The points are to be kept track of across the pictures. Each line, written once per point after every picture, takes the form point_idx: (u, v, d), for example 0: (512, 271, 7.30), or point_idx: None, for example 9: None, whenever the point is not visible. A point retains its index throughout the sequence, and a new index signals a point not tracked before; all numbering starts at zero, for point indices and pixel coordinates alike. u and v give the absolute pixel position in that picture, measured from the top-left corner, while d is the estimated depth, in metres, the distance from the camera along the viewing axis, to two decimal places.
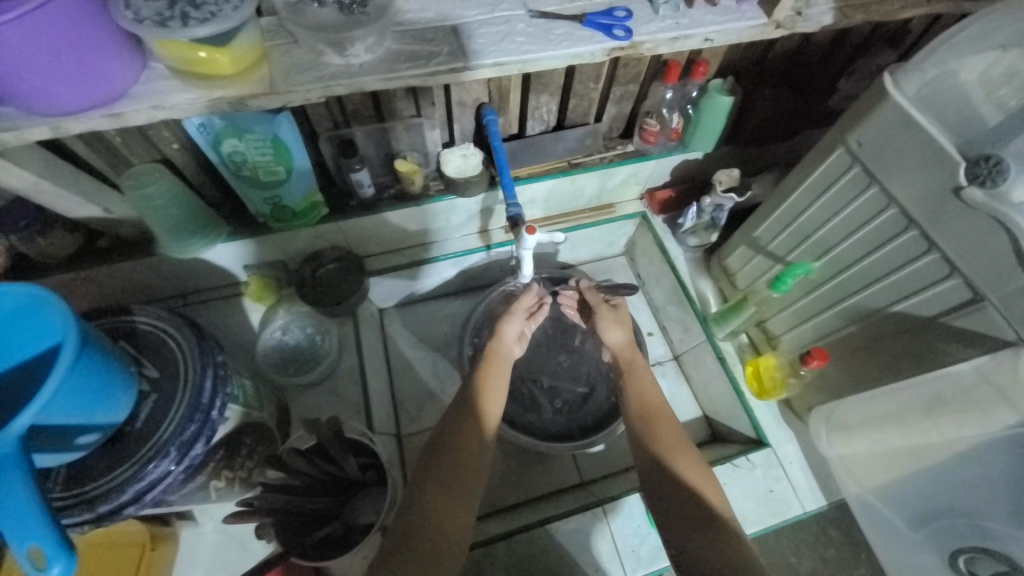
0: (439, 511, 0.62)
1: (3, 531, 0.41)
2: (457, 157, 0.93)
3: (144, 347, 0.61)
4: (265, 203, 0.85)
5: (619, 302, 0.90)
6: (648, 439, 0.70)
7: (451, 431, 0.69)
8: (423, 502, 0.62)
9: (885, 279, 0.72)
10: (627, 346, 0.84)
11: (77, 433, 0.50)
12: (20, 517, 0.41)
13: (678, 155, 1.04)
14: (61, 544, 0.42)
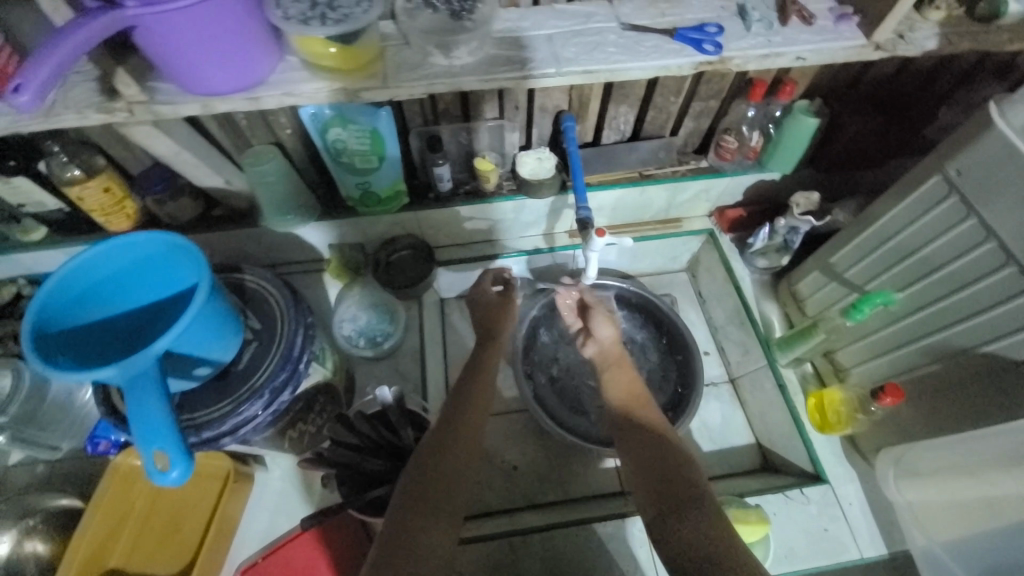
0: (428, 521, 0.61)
1: (135, 433, 0.48)
2: (532, 160, 0.98)
3: (250, 302, 0.70)
4: (356, 188, 0.93)
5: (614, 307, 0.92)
6: (638, 435, 0.71)
7: (441, 439, 0.68)
8: (414, 511, 0.61)
9: (975, 317, 0.68)
10: (614, 344, 0.85)
11: (195, 365, 0.59)
12: (150, 423, 0.48)
13: (752, 174, 1.03)
14: (180, 452, 0.48)
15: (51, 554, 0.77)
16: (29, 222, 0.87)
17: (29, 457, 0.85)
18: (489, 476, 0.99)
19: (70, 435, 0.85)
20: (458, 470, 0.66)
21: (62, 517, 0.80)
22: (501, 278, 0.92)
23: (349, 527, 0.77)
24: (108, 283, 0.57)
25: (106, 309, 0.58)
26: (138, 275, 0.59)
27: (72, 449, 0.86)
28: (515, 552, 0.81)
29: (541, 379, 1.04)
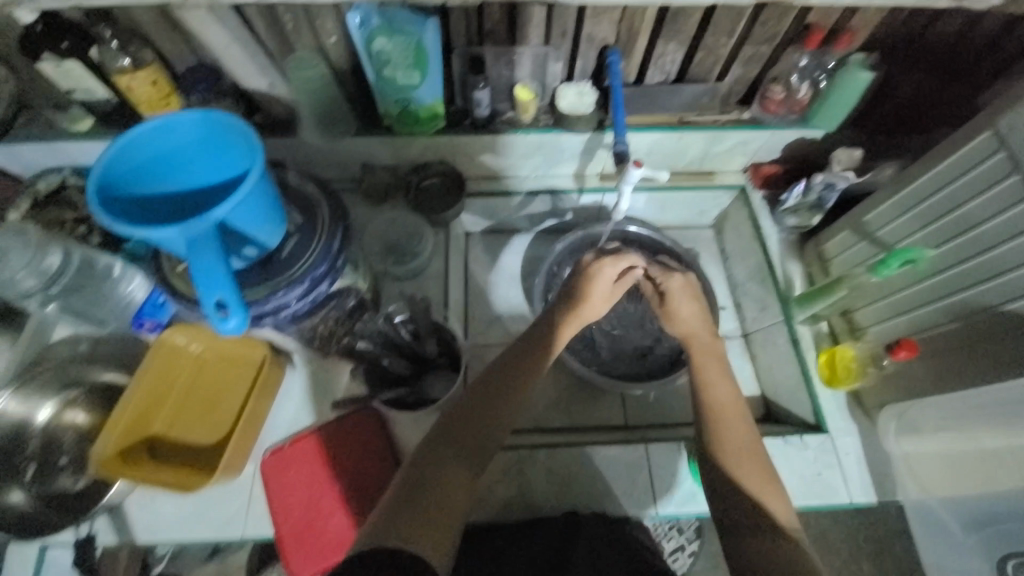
0: (446, 478, 0.61)
1: (197, 284, 0.52)
2: (573, 95, 0.97)
3: (292, 199, 0.73)
4: (395, 104, 0.92)
5: (668, 286, 0.83)
6: (710, 442, 0.70)
7: (478, 405, 0.68)
8: (433, 466, 0.62)
9: (1001, 276, 0.68)
10: (686, 328, 0.81)
11: (244, 245, 0.62)
12: (211, 277, 0.52)
13: (795, 130, 1.00)
14: (239, 303, 0.54)
15: (89, 425, 0.85)
16: (76, 111, 0.89)
17: (74, 333, 0.88)
18: None
19: (115, 315, 0.87)
20: (488, 436, 0.67)
21: (102, 394, 0.87)
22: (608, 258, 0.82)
23: (362, 424, 0.82)
24: (170, 157, 0.60)
25: (166, 183, 0.61)
26: (193, 153, 0.61)
27: (117, 328, 0.88)
28: (523, 463, 0.87)
29: None
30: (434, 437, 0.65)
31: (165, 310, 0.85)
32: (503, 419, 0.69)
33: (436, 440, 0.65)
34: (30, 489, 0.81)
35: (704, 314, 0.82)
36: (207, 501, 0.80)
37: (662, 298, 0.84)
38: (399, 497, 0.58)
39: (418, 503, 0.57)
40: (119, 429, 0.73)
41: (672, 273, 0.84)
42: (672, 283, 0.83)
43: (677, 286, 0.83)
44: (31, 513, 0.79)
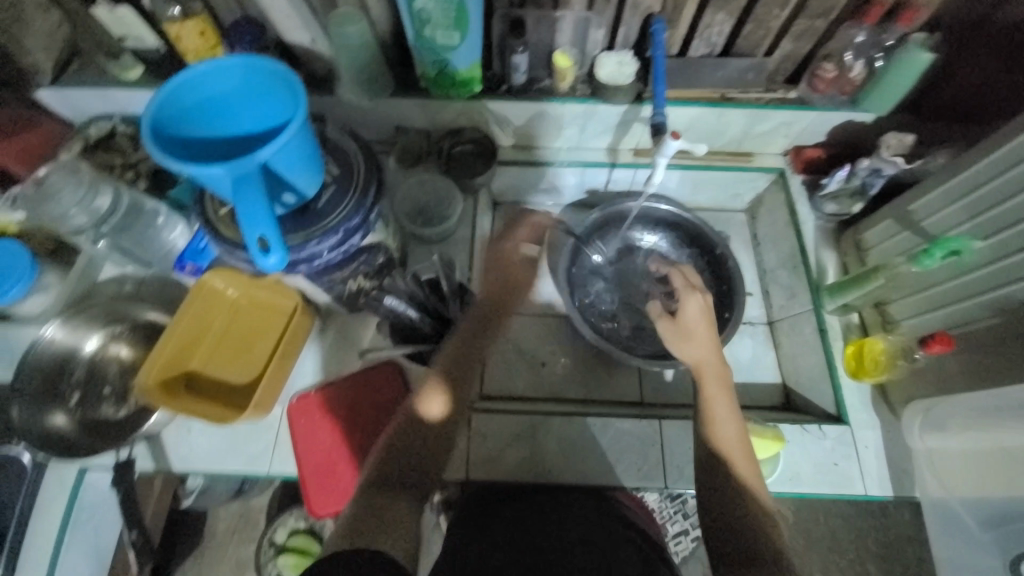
0: (394, 509, 0.63)
1: (241, 221, 0.55)
2: (612, 64, 0.94)
3: (329, 151, 0.74)
4: (433, 66, 0.92)
5: (684, 308, 0.77)
6: (712, 476, 0.67)
7: (418, 432, 0.71)
8: (377, 498, 0.64)
9: None
10: (698, 353, 0.74)
11: (285, 192, 0.64)
12: (254, 215, 0.55)
13: (843, 112, 0.96)
14: (279, 241, 0.56)
15: (131, 359, 0.89)
16: (126, 59, 0.90)
17: (121, 272, 0.95)
18: (519, 368, 1.06)
19: (158, 258, 0.93)
20: (426, 461, 0.70)
21: (144, 331, 0.91)
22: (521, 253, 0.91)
23: (384, 373, 0.87)
24: (217, 101, 0.62)
25: (212, 126, 0.64)
26: (240, 98, 0.63)
27: (160, 272, 0.95)
28: (537, 428, 0.89)
29: (581, 290, 1.07)
30: (377, 471, 0.68)
31: (205, 257, 0.89)
32: (441, 443, 0.71)
33: (378, 475, 0.67)
34: (74, 414, 0.84)
35: (716, 337, 0.76)
36: (237, 438, 0.85)
37: (672, 319, 0.78)
38: (350, 527, 0.60)
39: (368, 530, 0.60)
40: (160, 363, 0.77)
41: (693, 291, 0.79)
42: (690, 305, 0.77)
43: (695, 307, 0.77)
44: (74, 438, 0.82)
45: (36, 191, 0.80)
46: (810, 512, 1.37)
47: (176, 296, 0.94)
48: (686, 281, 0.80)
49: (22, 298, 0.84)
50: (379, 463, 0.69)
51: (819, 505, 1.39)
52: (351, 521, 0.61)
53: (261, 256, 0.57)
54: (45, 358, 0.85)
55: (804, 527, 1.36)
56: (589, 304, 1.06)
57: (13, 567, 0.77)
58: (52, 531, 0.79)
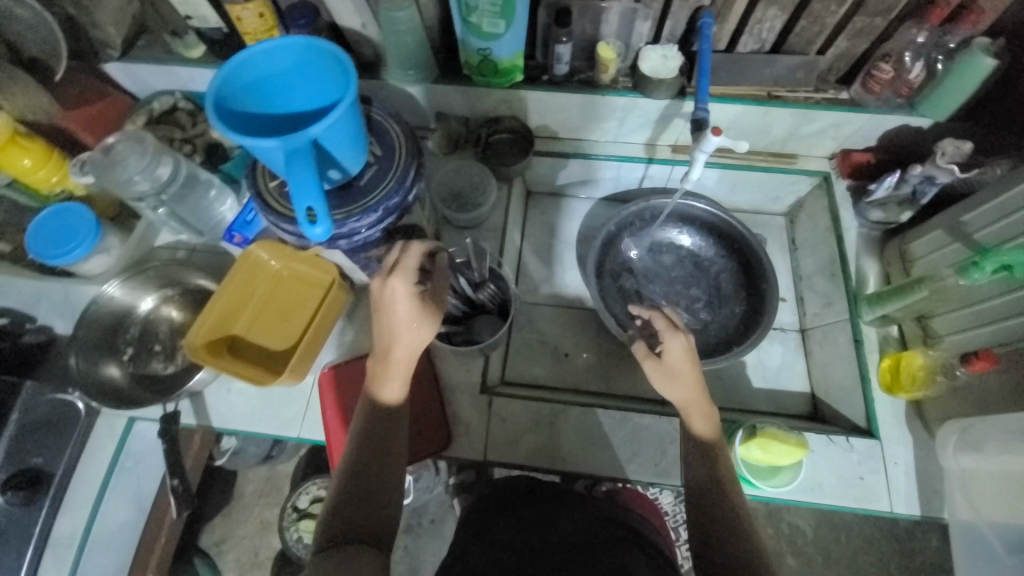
0: (359, 566, 0.55)
1: (291, 192, 0.58)
2: (657, 57, 0.93)
3: (374, 131, 0.77)
4: (477, 54, 0.93)
5: (666, 352, 0.75)
6: (710, 528, 0.65)
7: (361, 474, 0.65)
8: (340, 559, 0.56)
9: None
10: (684, 395, 0.73)
11: (331, 169, 0.68)
12: (303, 188, 0.58)
13: (898, 116, 0.92)
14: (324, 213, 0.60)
15: (181, 321, 0.95)
16: (190, 38, 0.96)
17: (175, 240, 1.02)
18: (541, 357, 1.08)
19: (210, 227, 0.99)
20: (378, 510, 0.63)
21: (194, 295, 0.96)
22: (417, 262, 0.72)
23: None
24: (272, 79, 0.66)
25: (266, 102, 0.67)
26: (293, 76, 0.66)
27: (210, 240, 1.01)
28: (556, 416, 0.90)
29: (608, 285, 1.07)
30: (331, 536, 0.59)
31: (252, 229, 0.93)
32: (387, 490, 0.65)
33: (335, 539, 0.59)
34: (126, 368, 0.91)
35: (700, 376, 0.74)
36: (272, 401, 0.90)
37: (657, 359, 0.76)
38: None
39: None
40: (207, 325, 0.83)
41: (676, 331, 0.76)
42: (672, 344, 0.75)
43: (678, 349, 0.75)
44: (127, 389, 0.89)
45: (103, 158, 0.86)
46: (829, 530, 1.34)
47: (224, 264, 1.00)
48: (667, 322, 0.78)
49: (85, 258, 0.89)
50: (332, 527, 0.60)
51: (840, 524, 1.35)
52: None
53: (308, 227, 0.60)
54: (103, 314, 0.91)
55: (822, 544, 1.33)
56: (616, 299, 1.06)
57: (61, 505, 0.82)
58: (100, 472, 0.86)
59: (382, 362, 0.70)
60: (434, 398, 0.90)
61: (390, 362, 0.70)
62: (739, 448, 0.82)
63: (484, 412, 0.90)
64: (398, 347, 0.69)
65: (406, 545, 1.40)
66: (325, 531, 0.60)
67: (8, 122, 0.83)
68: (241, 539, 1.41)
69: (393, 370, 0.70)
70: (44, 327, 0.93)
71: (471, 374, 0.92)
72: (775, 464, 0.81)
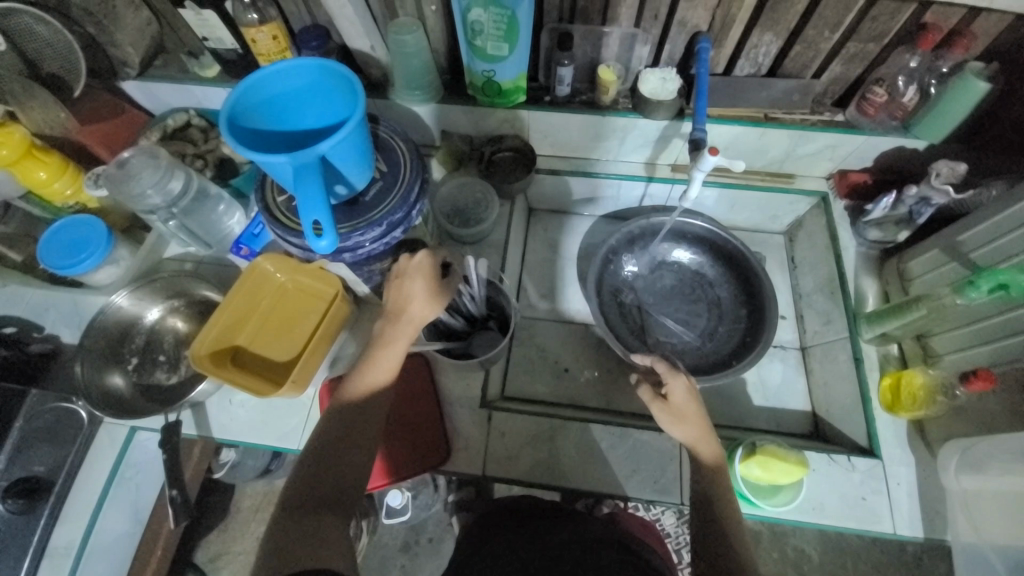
0: (318, 536, 0.57)
1: (298, 205, 0.60)
2: (656, 79, 0.96)
3: (379, 148, 0.79)
4: (481, 76, 0.96)
5: (672, 393, 0.75)
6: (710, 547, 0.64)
7: (334, 441, 0.66)
8: (296, 526, 0.58)
9: None
10: (692, 432, 0.73)
11: (337, 184, 0.69)
12: (310, 201, 0.60)
13: (893, 138, 0.94)
14: (330, 225, 0.61)
15: (186, 331, 0.97)
16: (206, 59, 1.00)
17: (183, 252, 1.05)
18: (542, 373, 1.08)
19: (218, 240, 1.01)
20: (345, 476, 0.64)
21: (199, 306, 0.98)
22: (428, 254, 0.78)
23: (414, 365, 0.94)
24: (285, 97, 0.69)
25: (278, 119, 0.69)
26: (306, 95, 0.69)
27: (217, 253, 1.03)
28: (555, 431, 0.90)
29: (609, 300, 1.08)
30: (295, 495, 0.61)
31: (259, 242, 0.95)
32: (354, 455, 0.66)
33: (301, 498, 0.61)
34: (130, 377, 0.92)
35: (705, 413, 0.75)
36: (274, 413, 0.90)
37: (664, 402, 0.75)
38: (275, 558, 0.55)
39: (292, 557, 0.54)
40: (211, 335, 0.85)
41: (677, 371, 0.77)
42: (676, 387, 0.75)
43: (682, 390, 0.75)
44: (129, 399, 0.90)
45: (114, 171, 0.89)
46: (837, 556, 1.31)
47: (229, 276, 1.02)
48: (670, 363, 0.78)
49: (95, 269, 0.91)
50: (299, 487, 0.62)
51: (846, 549, 1.32)
52: (274, 554, 0.55)
53: (313, 239, 0.62)
54: (110, 324, 0.93)
55: (828, 570, 1.30)
56: (616, 317, 1.07)
57: (60, 514, 0.83)
58: (99, 481, 0.86)
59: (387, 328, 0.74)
60: (434, 414, 0.90)
61: (398, 328, 0.73)
62: (739, 466, 0.82)
63: (483, 426, 0.90)
64: (407, 315, 0.73)
65: (403, 563, 1.37)
66: (292, 490, 0.62)
67: (26, 137, 0.86)
68: (236, 556, 1.39)
69: (398, 338, 0.73)
70: (51, 336, 0.95)
71: (471, 388, 0.92)
72: (774, 482, 0.80)
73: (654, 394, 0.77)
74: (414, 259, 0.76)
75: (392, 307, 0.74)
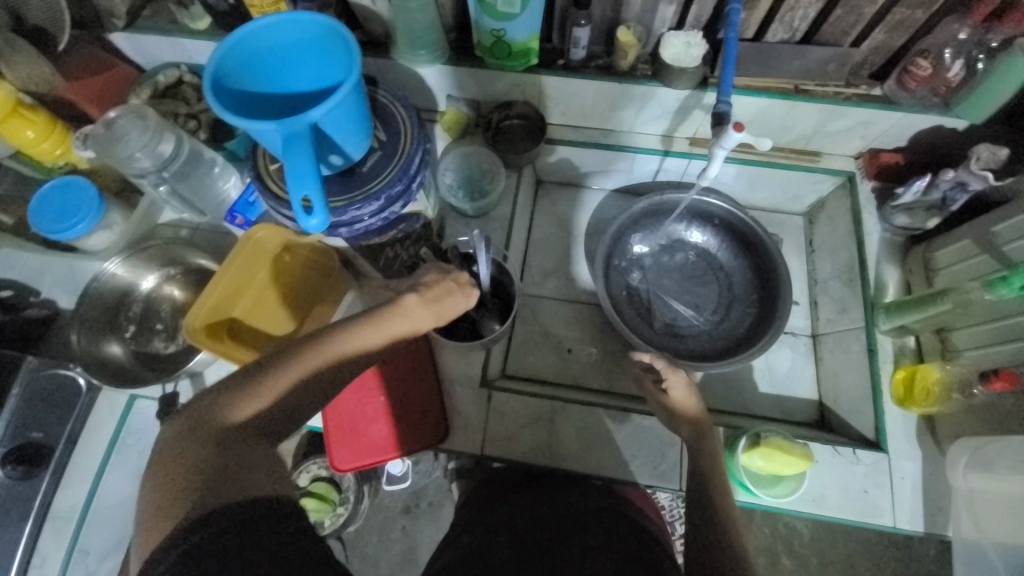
0: (257, 471, 0.52)
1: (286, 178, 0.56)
2: (680, 43, 0.88)
3: (377, 115, 0.74)
4: (491, 35, 0.89)
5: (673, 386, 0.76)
6: (705, 521, 0.63)
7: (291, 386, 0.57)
8: (243, 450, 0.53)
9: None
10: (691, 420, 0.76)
11: (332, 154, 0.65)
12: (299, 174, 0.55)
13: (932, 117, 0.87)
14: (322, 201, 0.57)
15: (183, 300, 0.95)
16: (196, 9, 0.93)
17: (178, 218, 1.02)
18: (544, 351, 1.06)
19: (212, 208, 0.97)
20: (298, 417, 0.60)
21: (195, 275, 0.96)
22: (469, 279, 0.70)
23: (414, 344, 0.92)
24: (276, 55, 0.63)
25: (268, 79, 0.64)
26: (299, 53, 0.63)
27: (213, 220, 1.00)
28: (555, 413, 0.89)
29: (615, 280, 1.05)
30: (253, 415, 0.55)
31: (254, 210, 0.91)
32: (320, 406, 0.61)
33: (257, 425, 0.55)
34: (128, 346, 0.91)
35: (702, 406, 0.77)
36: None
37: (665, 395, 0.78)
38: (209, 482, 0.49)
39: (233, 485, 0.49)
40: (208, 308, 0.82)
41: (677, 367, 0.77)
42: (676, 381, 0.76)
43: (679, 384, 0.76)
44: (129, 367, 0.89)
45: (100, 133, 0.84)
46: (828, 533, 1.33)
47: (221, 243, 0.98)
48: (672, 360, 0.78)
49: (88, 234, 0.88)
50: (254, 413, 0.55)
51: (837, 527, 1.34)
52: (208, 478, 0.49)
53: (304, 217, 0.58)
54: (105, 291, 0.90)
55: (818, 546, 1.32)
56: (622, 297, 1.04)
57: (61, 479, 0.84)
58: (99, 450, 0.87)
59: (415, 307, 0.64)
60: (431, 391, 0.89)
61: (421, 320, 0.65)
62: (741, 455, 0.81)
63: (482, 406, 0.89)
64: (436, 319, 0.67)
65: (404, 525, 1.41)
66: (248, 408, 0.55)
67: (10, 93, 0.81)
68: None
69: (416, 326, 0.65)
70: (49, 301, 0.93)
71: (471, 367, 0.91)
72: (776, 473, 0.79)
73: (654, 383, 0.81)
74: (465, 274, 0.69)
75: (432, 293, 0.66)
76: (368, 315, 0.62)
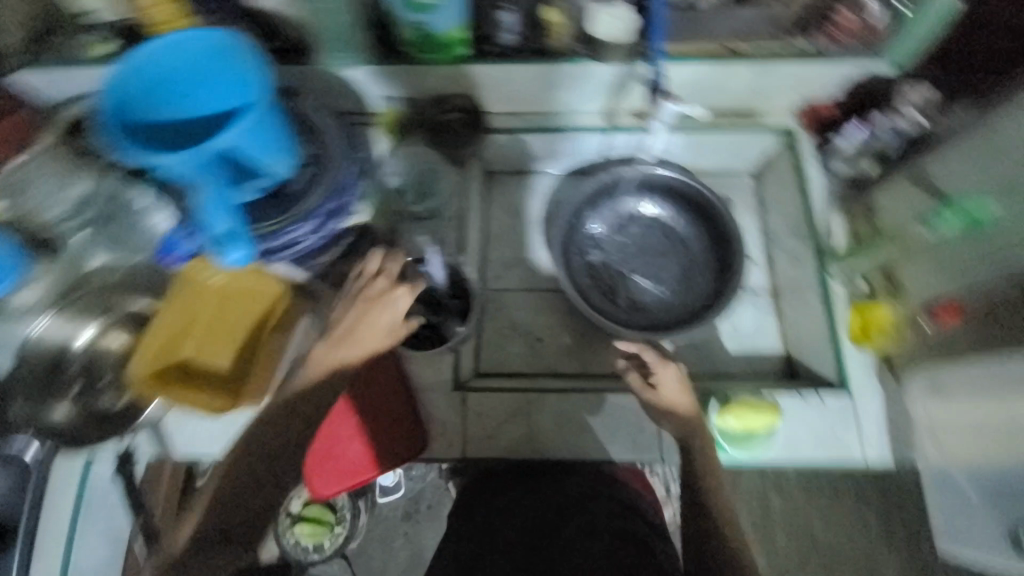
0: (214, 564, 0.62)
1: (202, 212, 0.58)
2: (610, 17, 0.88)
3: (305, 129, 0.71)
4: (417, 30, 0.88)
5: (659, 382, 0.76)
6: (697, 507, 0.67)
7: (234, 484, 0.65)
8: (199, 557, 0.62)
9: None
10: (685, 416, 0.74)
11: (254, 176, 0.65)
12: (212, 208, 0.57)
13: (852, 63, 0.92)
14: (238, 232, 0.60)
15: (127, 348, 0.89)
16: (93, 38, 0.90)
17: (113, 263, 0.90)
18: (514, 343, 1.05)
19: (147, 244, 0.90)
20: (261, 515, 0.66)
21: (138, 318, 0.90)
22: (386, 275, 0.76)
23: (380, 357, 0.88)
24: (179, 74, 0.60)
25: (173, 100, 0.61)
26: (204, 71, 0.60)
27: (148, 259, 0.91)
28: (531, 404, 0.89)
29: (576, 263, 1.04)
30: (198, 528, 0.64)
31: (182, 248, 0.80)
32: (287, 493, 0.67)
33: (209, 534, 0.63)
34: (76, 403, 0.85)
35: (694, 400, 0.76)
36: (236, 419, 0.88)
37: (655, 391, 0.76)
38: None
39: None
40: (147, 355, 0.80)
41: (669, 359, 0.78)
42: (665, 378, 0.76)
43: (670, 381, 0.75)
44: (78, 428, 0.83)
45: (9, 182, 0.83)
46: None
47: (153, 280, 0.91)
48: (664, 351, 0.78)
49: (13, 291, 0.80)
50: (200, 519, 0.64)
51: None
52: None
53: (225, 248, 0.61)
54: (40, 348, 0.85)
55: None
56: (585, 278, 1.04)
57: None
58: None
59: (332, 349, 0.71)
60: (403, 401, 0.87)
61: (347, 354, 0.71)
62: (714, 418, 0.83)
63: (458, 409, 0.89)
64: (365, 349, 0.72)
65: (404, 534, 1.40)
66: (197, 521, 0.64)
67: None
68: None
69: (344, 363, 0.71)
70: None
71: (442, 372, 0.89)
72: (750, 430, 0.82)
73: (642, 379, 0.78)
74: (376, 284, 0.74)
75: (343, 329, 0.72)
76: (299, 384, 0.70)
